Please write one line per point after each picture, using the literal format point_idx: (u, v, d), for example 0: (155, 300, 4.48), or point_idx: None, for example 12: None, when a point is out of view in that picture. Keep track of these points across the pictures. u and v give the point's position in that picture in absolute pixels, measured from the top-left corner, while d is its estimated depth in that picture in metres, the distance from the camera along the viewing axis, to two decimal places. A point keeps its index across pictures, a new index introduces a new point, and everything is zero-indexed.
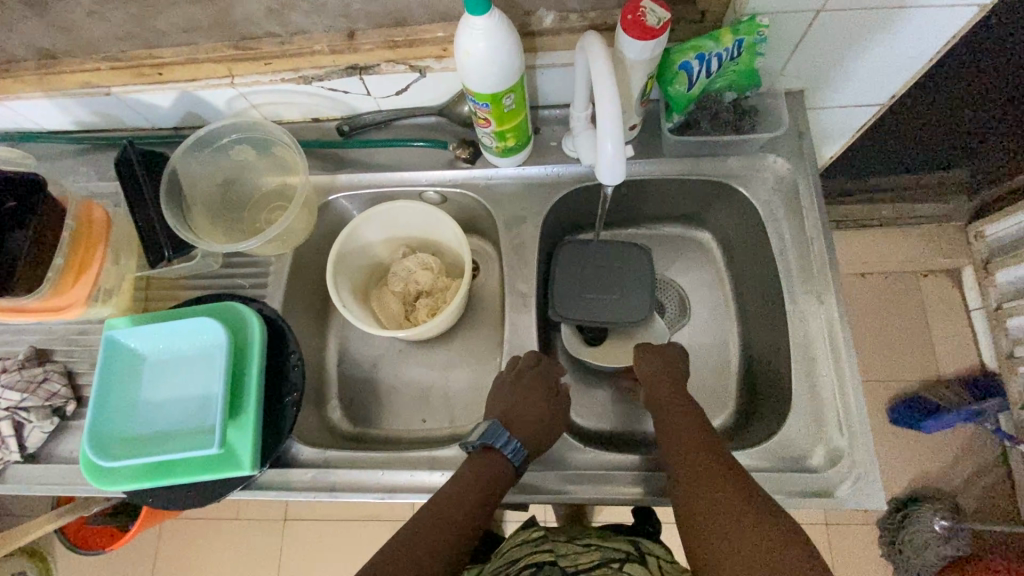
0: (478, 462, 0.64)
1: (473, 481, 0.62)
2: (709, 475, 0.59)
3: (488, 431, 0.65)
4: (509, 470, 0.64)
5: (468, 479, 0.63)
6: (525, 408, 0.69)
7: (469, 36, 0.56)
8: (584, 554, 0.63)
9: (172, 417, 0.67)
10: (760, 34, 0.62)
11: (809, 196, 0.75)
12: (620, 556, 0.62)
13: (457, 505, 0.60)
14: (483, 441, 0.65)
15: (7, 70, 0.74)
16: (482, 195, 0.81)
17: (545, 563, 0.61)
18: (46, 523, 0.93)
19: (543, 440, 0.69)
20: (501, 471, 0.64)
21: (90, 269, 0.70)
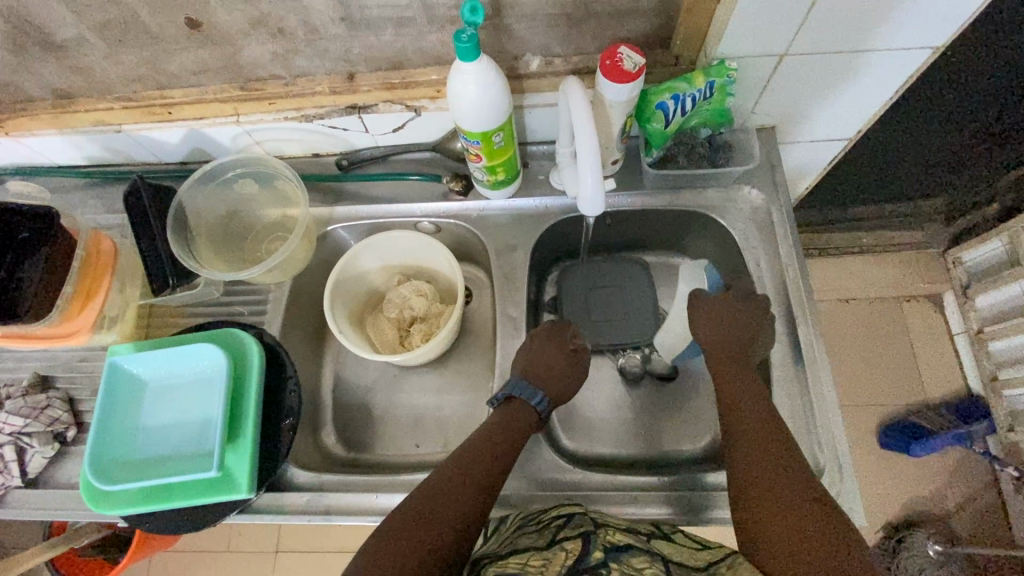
0: (504, 412, 0.71)
1: (500, 430, 0.68)
2: (759, 451, 0.62)
3: (512, 385, 0.71)
4: (535, 419, 0.71)
5: (500, 424, 0.69)
6: (547, 368, 0.74)
7: (460, 79, 0.61)
8: (613, 518, 0.63)
9: (172, 441, 0.68)
10: (729, 76, 0.68)
11: (783, 225, 0.79)
12: (648, 532, 0.61)
13: (487, 452, 0.66)
14: (507, 394, 0.71)
15: (25, 110, 0.80)
16: (474, 225, 0.85)
17: (576, 513, 0.61)
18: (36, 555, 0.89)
19: (563, 393, 0.75)
20: (527, 416, 0.71)
21: (97, 296, 0.73)
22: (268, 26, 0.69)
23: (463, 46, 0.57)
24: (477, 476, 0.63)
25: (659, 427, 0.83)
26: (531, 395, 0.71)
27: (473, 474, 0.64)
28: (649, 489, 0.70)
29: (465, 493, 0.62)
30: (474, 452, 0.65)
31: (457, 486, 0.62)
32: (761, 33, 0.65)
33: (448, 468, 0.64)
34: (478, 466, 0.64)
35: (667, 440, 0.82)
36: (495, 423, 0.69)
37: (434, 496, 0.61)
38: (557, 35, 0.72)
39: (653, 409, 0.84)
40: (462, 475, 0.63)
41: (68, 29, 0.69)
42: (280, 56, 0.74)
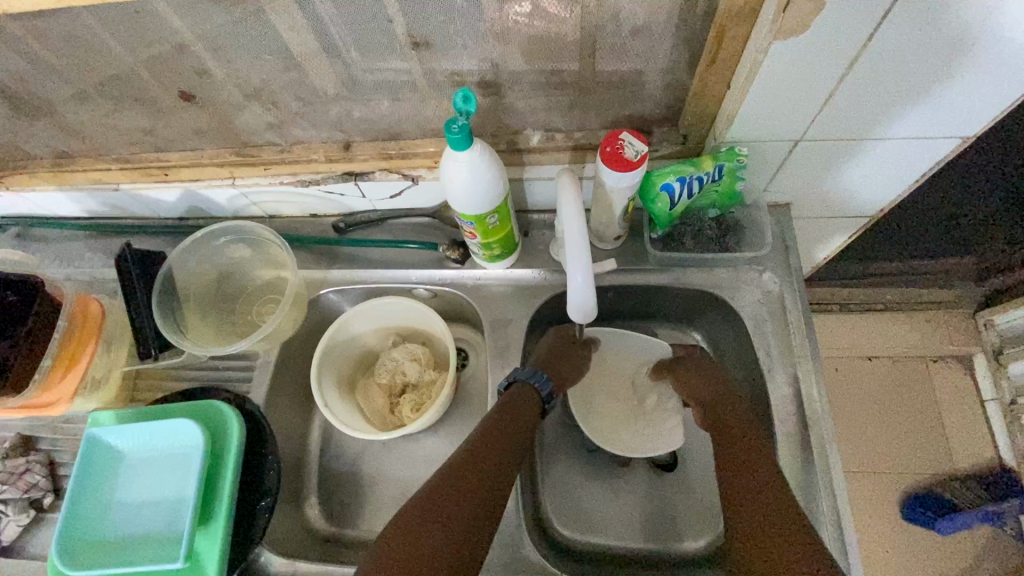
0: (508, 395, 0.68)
1: (507, 418, 0.64)
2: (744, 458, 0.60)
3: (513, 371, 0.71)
4: (538, 404, 0.68)
5: (508, 413, 0.65)
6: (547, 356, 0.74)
7: (452, 166, 0.59)
8: None
9: (143, 521, 0.66)
10: (740, 162, 0.64)
11: (796, 311, 0.74)
12: None
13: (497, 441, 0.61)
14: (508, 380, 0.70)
15: (26, 167, 0.81)
16: (470, 294, 0.82)
17: None
18: None
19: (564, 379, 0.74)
20: (531, 400, 0.68)
21: (78, 365, 0.72)
22: (264, 97, 0.69)
23: (454, 137, 0.55)
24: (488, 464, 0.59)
25: (658, 519, 0.78)
26: (533, 376, 0.69)
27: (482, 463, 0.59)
28: None
29: (471, 487, 0.56)
30: (483, 440, 0.61)
31: (463, 478, 0.57)
32: (773, 119, 0.61)
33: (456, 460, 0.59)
34: (488, 455, 0.60)
35: (665, 534, 0.77)
36: (506, 408, 0.66)
37: (445, 486, 0.56)
38: (557, 110, 0.70)
39: (653, 496, 0.79)
40: (472, 464, 0.58)
41: (66, 93, 0.69)
42: (276, 125, 0.74)
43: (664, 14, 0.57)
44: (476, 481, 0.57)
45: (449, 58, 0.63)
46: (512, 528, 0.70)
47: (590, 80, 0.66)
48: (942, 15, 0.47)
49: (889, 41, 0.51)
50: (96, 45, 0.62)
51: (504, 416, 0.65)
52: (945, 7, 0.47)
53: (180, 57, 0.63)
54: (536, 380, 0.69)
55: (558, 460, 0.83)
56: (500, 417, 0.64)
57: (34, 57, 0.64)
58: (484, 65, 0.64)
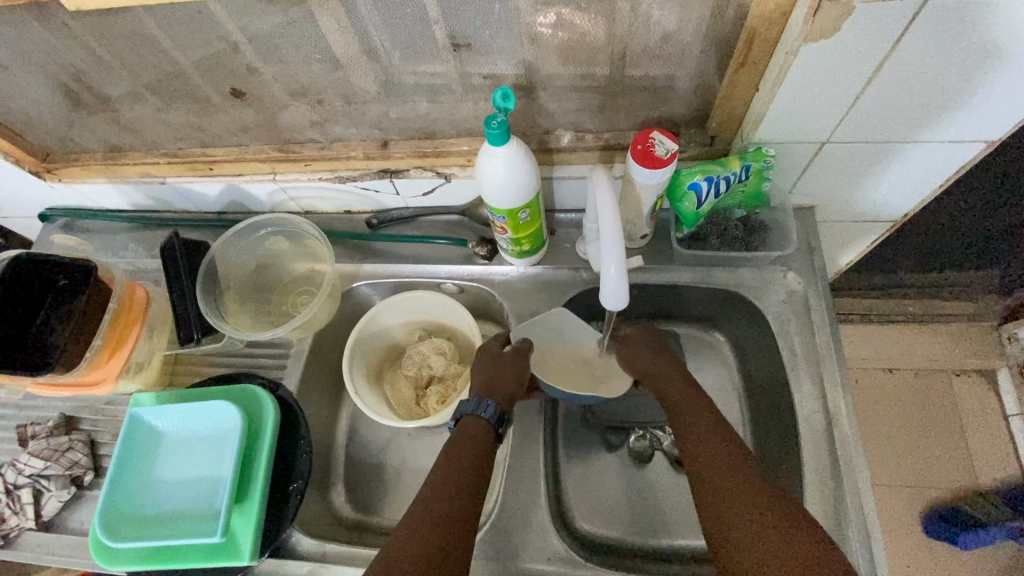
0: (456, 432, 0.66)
1: (470, 439, 0.64)
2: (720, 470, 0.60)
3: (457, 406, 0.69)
4: (490, 430, 0.66)
5: (459, 444, 0.64)
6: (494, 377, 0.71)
7: (489, 161, 0.61)
8: None
9: (182, 498, 0.68)
10: (767, 162, 0.66)
11: (820, 311, 0.75)
12: None
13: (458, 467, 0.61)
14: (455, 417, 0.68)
15: (79, 160, 0.85)
16: (498, 289, 0.85)
17: None
18: None
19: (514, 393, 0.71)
20: (480, 430, 0.66)
21: (124, 347, 0.75)
22: (308, 96, 0.73)
23: (493, 133, 0.58)
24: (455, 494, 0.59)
25: (678, 517, 0.79)
26: (477, 408, 0.67)
27: (450, 494, 0.59)
28: None
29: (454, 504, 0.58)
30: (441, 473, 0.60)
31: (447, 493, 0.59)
32: (799, 120, 0.63)
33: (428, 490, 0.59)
34: (451, 480, 0.60)
35: (684, 531, 0.78)
36: (459, 434, 0.65)
37: (417, 522, 0.56)
38: (588, 112, 0.72)
39: (673, 493, 0.80)
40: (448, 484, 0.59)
41: (122, 90, 0.73)
42: (318, 123, 0.77)
43: (696, 19, 0.60)
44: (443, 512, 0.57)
45: (486, 61, 0.66)
46: (537, 518, 0.71)
47: (621, 83, 0.68)
48: (969, 17, 0.49)
49: (915, 45, 0.52)
50: (157, 45, 0.66)
51: (459, 445, 0.64)
52: (972, 10, 0.48)
53: (233, 56, 0.67)
54: (481, 411, 0.67)
55: (580, 454, 0.84)
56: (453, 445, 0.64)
57: (98, 55, 0.68)
58: (520, 67, 0.67)
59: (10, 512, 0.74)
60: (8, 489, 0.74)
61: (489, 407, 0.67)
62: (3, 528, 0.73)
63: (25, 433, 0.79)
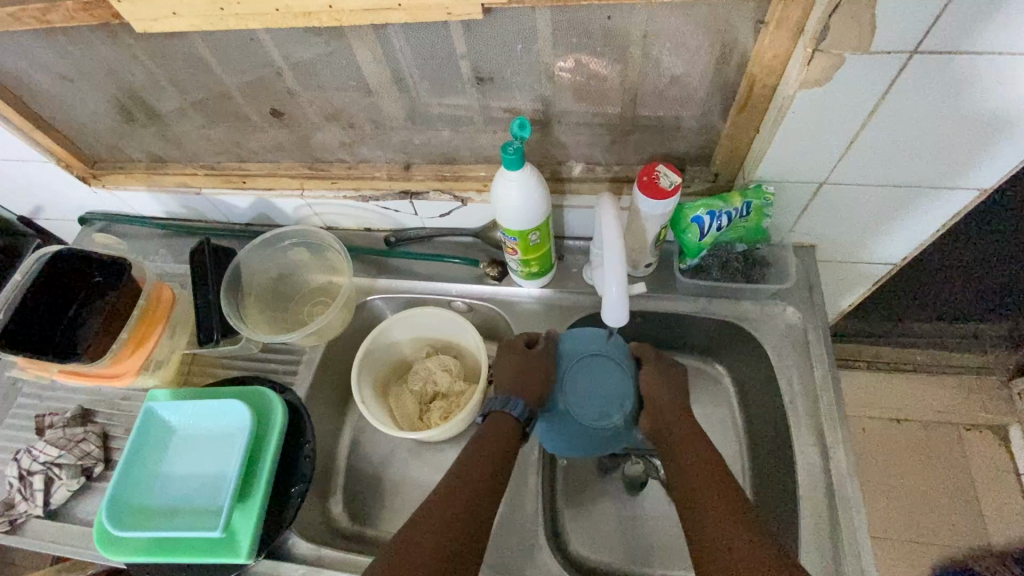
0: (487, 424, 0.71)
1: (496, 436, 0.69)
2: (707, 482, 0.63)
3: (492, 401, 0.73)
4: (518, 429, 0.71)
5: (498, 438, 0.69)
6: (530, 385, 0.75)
7: (504, 184, 0.66)
8: None
9: (188, 492, 0.70)
10: (767, 199, 0.69)
11: (820, 347, 0.77)
12: None
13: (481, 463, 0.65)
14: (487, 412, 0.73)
15: (124, 169, 0.91)
16: (505, 310, 0.88)
17: None
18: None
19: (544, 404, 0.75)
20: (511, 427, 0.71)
21: (147, 344, 0.78)
22: (341, 119, 0.79)
23: (509, 157, 0.62)
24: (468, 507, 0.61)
25: (674, 548, 0.79)
26: (510, 407, 0.71)
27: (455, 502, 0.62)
28: None
29: (449, 518, 0.60)
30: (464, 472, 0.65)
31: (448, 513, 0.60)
32: (798, 160, 0.67)
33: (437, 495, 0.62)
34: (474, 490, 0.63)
35: (680, 563, 0.78)
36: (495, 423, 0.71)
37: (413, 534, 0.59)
38: (599, 146, 0.77)
39: (668, 522, 0.80)
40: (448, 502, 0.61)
41: (172, 106, 0.80)
42: (348, 144, 0.83)
43: (703, 66, 0.65)
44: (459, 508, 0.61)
45: (507, 94, 0.72)
46: (530, 540, 0.71)
47: (632, 120, 0.73)
48: (955, 69, 0.53)
49: (903, 95, 0.57)
50: (208, 67, 0.73)
51: (488, 445, 0.68)
52: (955, 64, 0.53)
53: (277, 80, 0.73)
54: (510, 408, 0.71)
55: (578, 480, 0.84)
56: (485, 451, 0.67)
57: (155, 75, 0.75)
58: (537, 102, 0.72)
59: (21, 498, 0.76)
60: (21, 474, 0.76)
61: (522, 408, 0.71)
62: (12, 513, 0.76)
63: (43, 423, 0.82)
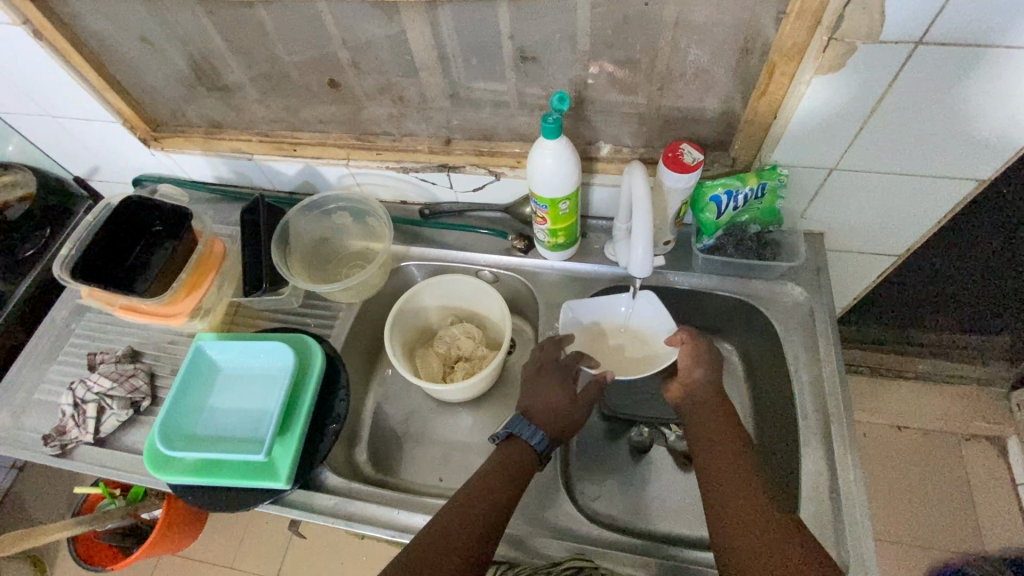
0: (505, 450, 0.71)
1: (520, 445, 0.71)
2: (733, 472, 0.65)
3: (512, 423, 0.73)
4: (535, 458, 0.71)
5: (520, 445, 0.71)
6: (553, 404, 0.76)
7: (541, 153, 0.72)
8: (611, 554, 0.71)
9: (232, 424, 0.76)
10: (780, 180, 0.76)
11: (825, 324, 0.82)
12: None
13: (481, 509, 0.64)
14: (508, 432, 0.72)
15: (183, 133, 0.99)
16: (530, 280, 0.94)
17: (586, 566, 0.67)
18: (62, 530, 1.08)
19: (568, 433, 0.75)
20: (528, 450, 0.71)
21: (199, 290, 0.84)
22: (392, 92, 0.85)
23: (547, 127, 0.69)
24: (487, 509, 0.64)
25: (679, 509, 0.83)
26: (530, 434, 0.71)
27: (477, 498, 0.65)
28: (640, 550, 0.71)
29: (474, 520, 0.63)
30: (463, 513, 0.63)
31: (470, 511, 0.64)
32: (812, 146, 0.73)
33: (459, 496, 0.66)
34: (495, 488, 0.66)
35: (684, 523, 0.82)
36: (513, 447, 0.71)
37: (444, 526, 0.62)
38: (628, 129, 0.84)
39: (673, 485, 0.85)
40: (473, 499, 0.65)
41: (237, 74, 0.87)
42: (395, 117, 0.90)
43: (729, 55, 0.71)
44: (470, 531, 0.62)
45: (547, 76, 0.78)
46: (545, 487, 0.77)
47: (659, 105, 0.80)
48: (954, 61, 0.60)
49: (908, 86, 0.63)
50: (276, 37, 0.80)
51: (502, 458, 0.70)
52: (955, 56, 0.59)
53: (338, 53, 0.80)
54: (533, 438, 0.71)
55: (590, 442, 0.89)
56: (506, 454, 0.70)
57: (226, 43, 0.82)
58: (574, 84, 0.78)
59: (73, 425, 0.82)
60: (76, 402, 0.83)
61: (541, 439, 0.71)
62: (64, 438, 0.81)
63: (95, 359, 0.88)
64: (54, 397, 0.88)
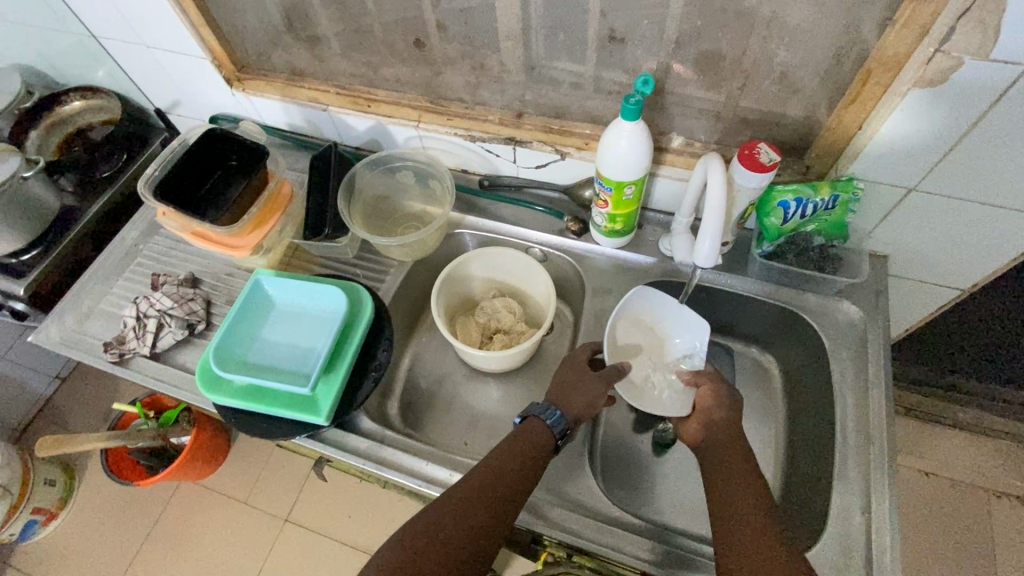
0: (518, 433, 0.70)
1: (528, 438, 0.69)
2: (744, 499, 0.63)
3: (530, 407, 0.73)
4: (552, 441, 0.70)
5: (533, 434, 0.70)
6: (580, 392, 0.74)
7: (616, 133, 0.72)
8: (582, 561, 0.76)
9: (281, 356, 0.79)
10: (855, 193, 0.74)
11: (877, 345, 0.79)
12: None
13: (468, 519, 0.62)
14: (524, 415, 0.72)
15: (265, 76, 1.02)
16: (579, 263, 0.95)
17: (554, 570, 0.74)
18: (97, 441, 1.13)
19: (585, 413, 0.73)
20: (542, 436, 0.70)
21: (265, 227, 0.87)
22: (473, 58, 0.86)
23: (627, 108, 0.69)
24: (492, 503, 0.63)
25: (698, 511, 0.83)
26: (546, 413, 0.71)
27: (486, 493, 0.64)
28: (651, 537, 0.71)
29: (480, 516, 0.62)
30: (468, 506, 0.62)
31: (477, 506, 0.63)
32: (895, 161, 0.71)
33: (466, 487, 0.64)
34: (509, 483, 0.65)
35: (701, 524, 0.82)
36: (511, 443, 0.69)
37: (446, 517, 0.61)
38: (703, 124, 0.83)
39: (696, 485, 0.85)
40: (481, 492, 0.63)
41: (327, 22, 0.89)
42: (471, 85, 0.91)
43: (823, 57, 0.69)
44: (475, 526, 0.61)
45: (631, 58, 0.78)
46: (570, 464, 0.78)
47: (740, 102, 0.78)
48: None
49: (1012, 110, 0.61)
50: None
51: (516, 451, 0.68)
52: None
53: (427, 11, 0.81)
54: (548, 416, 0.71)
55: (617, 431, 0.90)
56: (517, 446, 0.68)
57: None
58: (657, 71, 0.78)
59: (133, 337, 0.86)
60: (139, 316, 0.87)
61: (554, 414, 0.71)
62: (123, 347, 0.86)
63: (158, 280, 0.93)
64: (117, 310, 0.93)
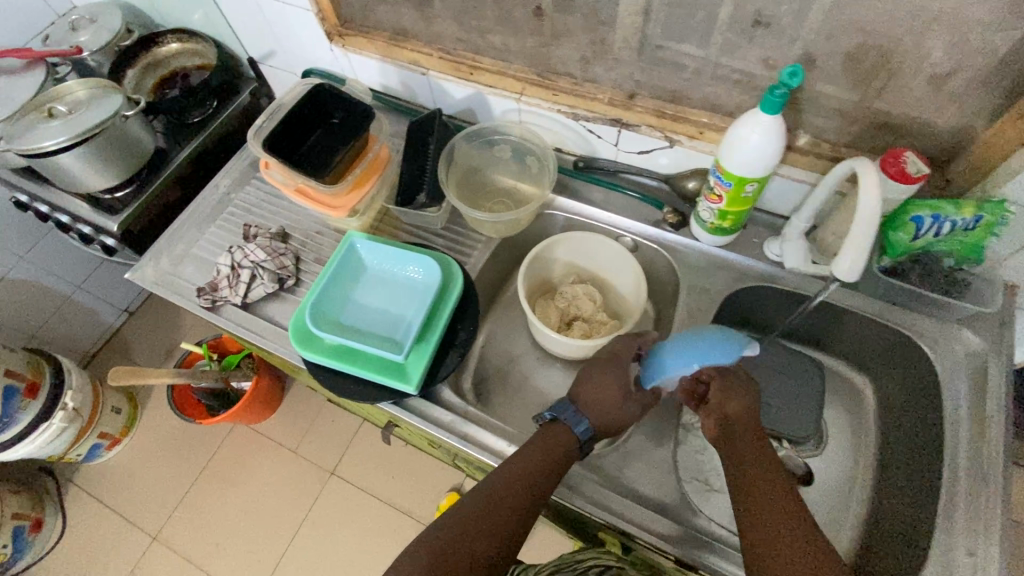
0: (544, 434, 0.70)
1: (554, 438, 0.69)
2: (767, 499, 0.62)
3: (557, 406, 0.73)
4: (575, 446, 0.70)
5: (558, 440, 0.70)
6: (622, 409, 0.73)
7: (751, 126, 0.68)
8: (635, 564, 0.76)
9: (372, 320, 0.79)
10: (1004, 216, 0.67)
11: (1000, 376, 0.73)
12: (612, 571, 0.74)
13: (495, 515, 0.63)
14: (552, 415, 0.72)
15: (368, 34, 1.00)
16: (673, 258, 0.91)
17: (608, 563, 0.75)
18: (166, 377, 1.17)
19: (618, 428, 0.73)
20: (568, 441, 0.70)
21: (365, 187, 0.87)
22: (593, 32, 0.82)
23: (771, 98, 0.64)
24: (518, 498, 0.64)
25: None
26: (574, 420, 0.71)
27: (515, 488, 0.65)
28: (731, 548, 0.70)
29: (509, 513, 0.63)
30: (496, 501, 0.64)
31: (501, 502, 0.64)
32: None
33: (496, 480, 0.66)
34: (538, 479, 0.66)
35: None
36: (529, 445, 0.69)
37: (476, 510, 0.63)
38: (836, 123, 0.77)
39: None
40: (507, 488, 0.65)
41: None
42: (584, 60, 0.86)
43: (999, 62, 0.63)
44: (505, 520, 0.63)
45: (773, 45, 0.72)
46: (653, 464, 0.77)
47: (886, 104, 0.72)
48: None
49: None
50: None
51: (543, 448, 0.68)
52: None
53: None
54: (576, 425, 0.71)
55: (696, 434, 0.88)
56: (542, 443, 0.69)
57: None
58: (799, 61, 0.72)
59: (226, 286, 0.88)
60: (233, 265, 0.89)
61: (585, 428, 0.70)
62: (216, 294, 0.87)
63: (251, 231, 0.94)
64: (210, 257, 0.94)
